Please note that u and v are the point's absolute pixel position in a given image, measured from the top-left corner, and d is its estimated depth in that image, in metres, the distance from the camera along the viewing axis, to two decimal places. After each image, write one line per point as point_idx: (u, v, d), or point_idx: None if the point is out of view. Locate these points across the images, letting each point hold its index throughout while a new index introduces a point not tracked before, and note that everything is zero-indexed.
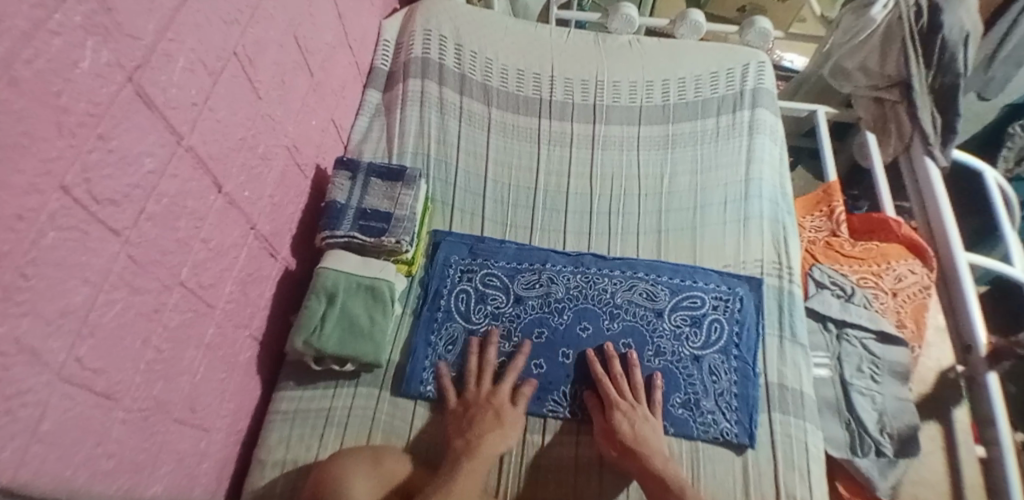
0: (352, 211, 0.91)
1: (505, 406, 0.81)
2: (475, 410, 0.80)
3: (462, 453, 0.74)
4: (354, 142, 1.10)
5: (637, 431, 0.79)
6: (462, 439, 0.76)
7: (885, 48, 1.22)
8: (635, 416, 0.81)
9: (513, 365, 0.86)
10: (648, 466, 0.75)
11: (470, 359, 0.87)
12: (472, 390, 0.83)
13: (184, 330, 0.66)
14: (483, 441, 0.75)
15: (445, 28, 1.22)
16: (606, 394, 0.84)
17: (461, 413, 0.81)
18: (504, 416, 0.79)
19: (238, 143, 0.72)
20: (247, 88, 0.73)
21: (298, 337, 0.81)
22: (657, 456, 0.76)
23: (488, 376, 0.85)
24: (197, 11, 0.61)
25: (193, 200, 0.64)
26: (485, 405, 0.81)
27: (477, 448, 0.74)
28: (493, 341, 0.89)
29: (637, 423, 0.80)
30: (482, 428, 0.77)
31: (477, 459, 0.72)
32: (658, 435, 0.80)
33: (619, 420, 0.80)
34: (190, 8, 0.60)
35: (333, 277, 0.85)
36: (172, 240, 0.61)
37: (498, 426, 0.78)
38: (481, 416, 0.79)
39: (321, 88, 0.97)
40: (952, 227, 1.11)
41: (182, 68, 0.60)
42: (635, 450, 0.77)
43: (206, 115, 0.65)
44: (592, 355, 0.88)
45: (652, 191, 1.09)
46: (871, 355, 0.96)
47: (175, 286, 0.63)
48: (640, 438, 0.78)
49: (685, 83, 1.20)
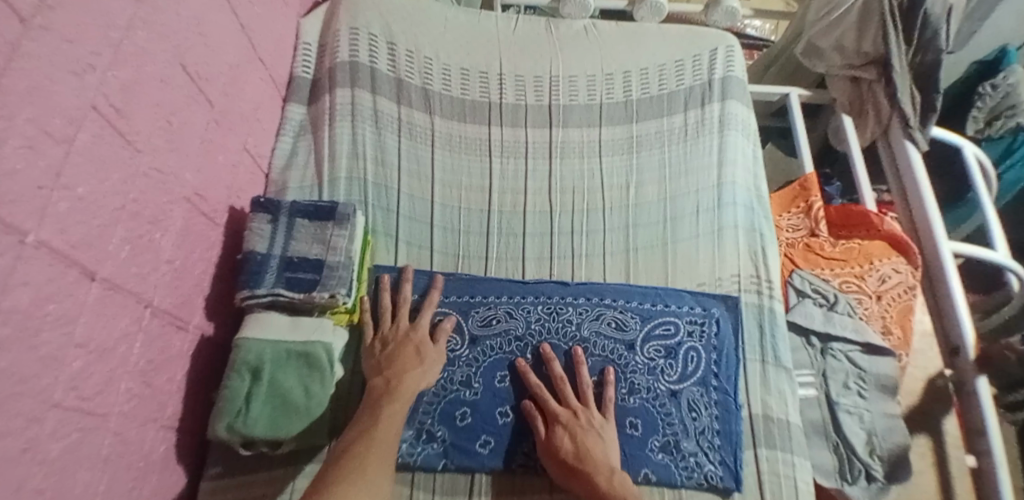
0: (276, 262, 0.78)
1: (424, 344, 0.79)
2: (394, 346, 0.78)
3: (382, 394, 0.72)
4: (277, 171, 0.96)
5: (581, 445, 0.73)
6: (381, 377, 0.75)
7: (863, 25, 1.13)
8: (578, 428, 0.75)
9: (430, 300, 0.85)
10: (595, 486, 0.70)
11: (385, 296, 0.85)
12: (389, 327, 0.81)
13: (69, 455, 0.53)
14: (403, 379, 0.74)
15: (375, 25, 1.07)
16: (547, 407, 0.77)
17: (379, 349, 0.79)
18: (425, 353, 0.78)
19: (115, 216, 0.58)
20: (120, 146, 0.58)
21: (219, 422, 0.69)
22: (600, 473, 0.71)
23: (403, 310, 0.83)
24: (29, 68, 0.45)
25: (58, 301, 0.50)
26: (405, 341, 0.79)
27: (398, 386, 0.73)
28: (409, 278, 0.87)
29: (579, 433, 0.74)
30: (401, 366, 0.75)
31: (397, 401, 0.72)
32: (606, 443, 0.74)
33: (561, 438, 0.74)
34: (19, 65, 0.44)
35: (256, 347, 0.72)
36: (34, 361, 0.48)
37: (418, 365, 0.76)
38: (400, 354, 0.77)
39: (227, 116, 0.82)
40: (936, 219, 1.04)
41: (18, 148, 0.44)
42: (579, 469, 0.71)
43: (61, 196, 0.50)
44: (549, 353, 0.81)
45: (617, 204, 0.99)
46: (858, 370, 0.91)
47: (49, 412, 0.50)
48: (582, 453, 0.72)
49: (648, 73, 1.08)
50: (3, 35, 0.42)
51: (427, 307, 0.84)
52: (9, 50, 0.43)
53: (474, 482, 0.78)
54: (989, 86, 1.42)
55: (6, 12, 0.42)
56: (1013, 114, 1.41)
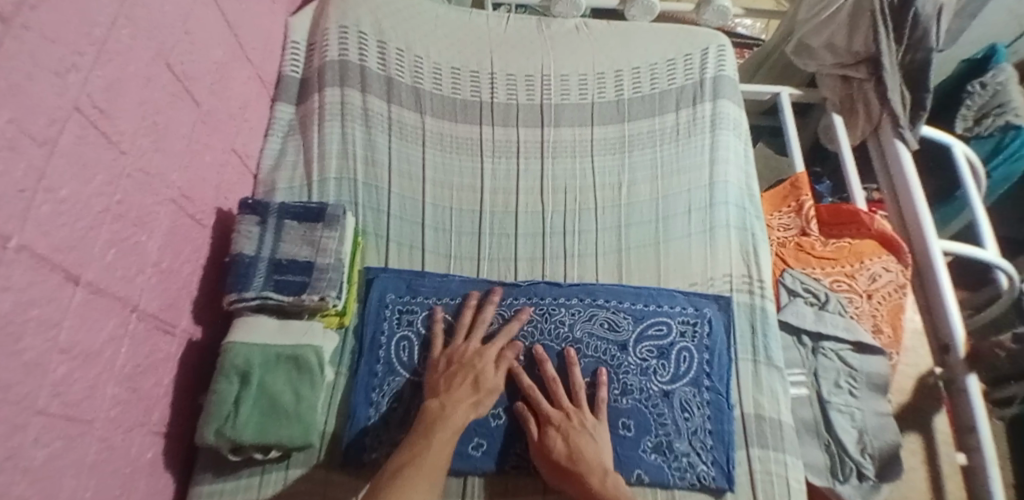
0: (264, 264, 0.77)
1: (486, 372, 0.77)
2: (455, 370, 0.77)
3: (434, 420, 0.71)
4: (265, 171, 0.95)
5: (574, 447, 0.72)
6: (437, 401, 0.73)
7: (854, 23, 1.12)
8: (571, 429, 0.74)
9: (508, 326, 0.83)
10: (588, 488, 0.69)
11: (465, 315, 0.83)
12: (457, 346, 0.80)
13: (54, 463, 0.52)
14: (457, 411, 0.72)
15: (364, 23, 1.05)
16: (539, 408, 0.76)
17: (441, 372, 0.77)
18: (483, 385, 0.75)
19: (99, 218, 0.57)
20: (104, 146, 0.57)
21: (207, 427, 0.68)
22: (593, 474, 0.70)
23: (479, 330, 0.81)
24: (10, 67, 0.44)
25: (41, 305, 0.49)
26: (468, 367, 0.77)
27: (450, 417, 0.71)
28: (493, 300, 0.85)
29: (572, 435, 0.73)
30: (459, 394, 0.74)
31: (450, 430, 0.70)
32: (599, 443, 0.74)
33: (554, 439, 0.73)
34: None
35: (244, 351, 0.71)
36: (16, 368, 0.46)
37: (476, 395, 0.75)
38: (461, 379, 0.76)
39: (214, 116, 0.81)
40: (927, 218, 1.05)
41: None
42: (572, 471, 0.71)
43: (43, 199, 0.49)
44: (541, 354, 0.81)
45: (610, 204, 0.98)
46: (849, 368, 0.91)
47: (32, 419, 0.49)
48: (575, 454, 0.71)
49: (640, 73, 1.08)
50: None
51: (503, 332, 0.82)
52: None
53: (466, 485, 0.78)
54: (977, 85, 1.44)
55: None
56: (1001, 113, 1.41)
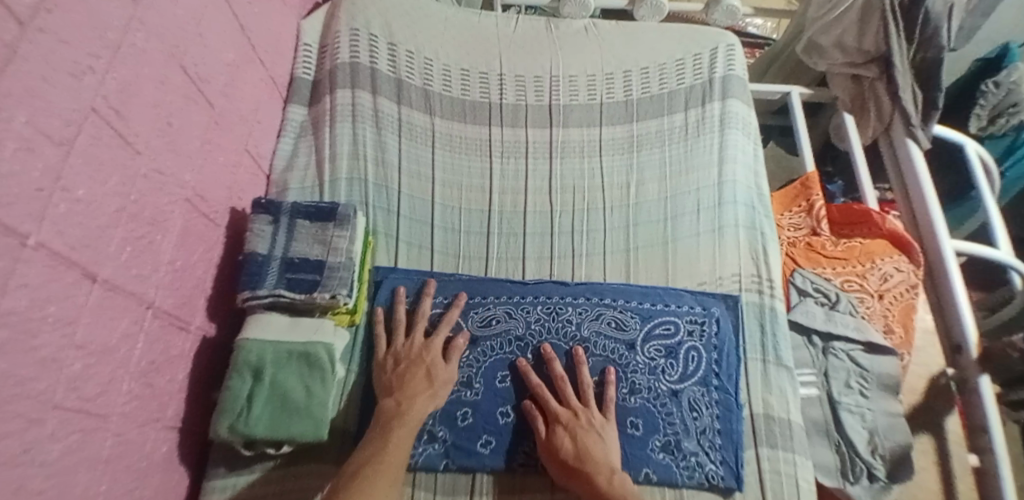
0: (277, 263, 0.78)
1: (436, 364, 0.79)
2: (405, 366, 0.78)
3: (391, 417, 0.72)
4: (278, 172, 0.96)
5: (581, 446, 0.73)
6: (392, 399, 0.75)
7: (864, 22, 1.12)
8: (580, 429, 0.75)
9: (447, 317, 0.84)
10: (595, 487, 0.70)
11: (399, 312, 0.85)
12: (401, 345, 0.81)
13: (69, 457, 0.53)
14: (413, 404, 0.74)
15: (375, 25, 1.07)
16: (549, 407, 0.78)
17: (391, 367, 0.79)
18: (435, 376, 0.78)
19: (115, 217, 0.58)
20: (120, 147, 0.59)
21: (222, 422, 0.69)
22: (600, 473, 0.71)
23: (419, 326, 0.83)
24: (27, 70, 0.46)
25: (57, 303, 0.50)
26: (416, 361, 0.79)
27: (407, 412, 0.73)
28: (426, 294, 0.86)
29: (579, 434, 0.74)
30: (413, 389, 0.76)
31: (406, 426, 0.72)
32: (607, 443, 0.75)
33: (562, 438, 0.74)
34: (16, 67, 0.44)
35: (257, 348, 0.73)
36: (32, 364, 0.48)
37: (429, 388, 0.76)
38: (412, 374, 0.77)
39: (227, 118, 0.82)
40: (938, 218, 1.04)
41: (15, 151, 0.44)
42: (580, 470, 0.72)
43: (59, 198, 0.50)
44: (551, 353, 0.82)
45: (618, 203, 0.99)
46: (859, 368, 0.90)
47: (48, 413, 0.50)
48: (582, 453, 0.72)
49: (648, 73, 1.08)
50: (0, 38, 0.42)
51: (443, 323, 0.84)
52: (7, 53, 0.43)
53: (475, 482, 0.78)
54: (990, 84, 1.41)
55: (4, 14, 0.43)
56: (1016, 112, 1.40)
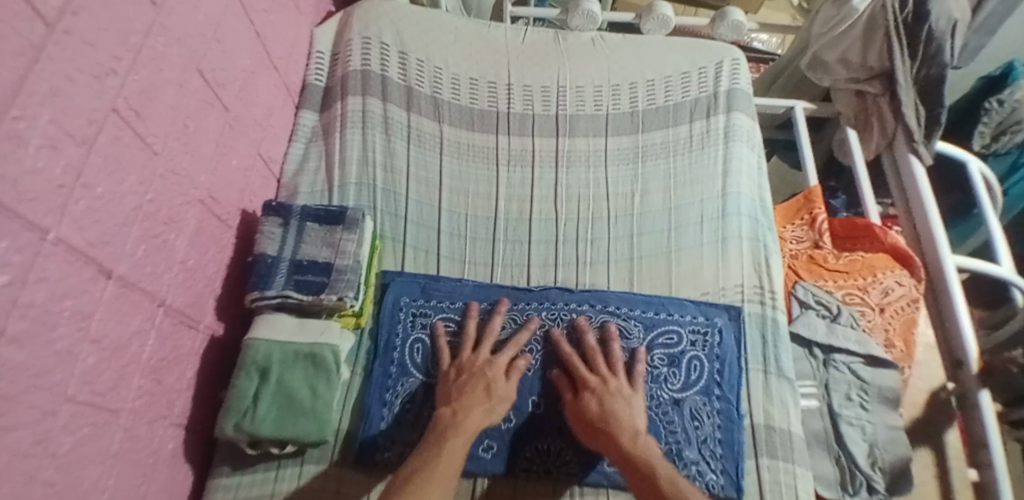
0: (285, 265, 0.80)
1: (497, 380, 0.77)
2: (467, 378, 0.77)
3: (446, 427, 0.71)
4: (289, 175, 0.98)
5: (607, 406, 0.74)
6: (449, 409, 0.74)
7: (868, 38, 1.13)
8: (606, 392, 0.76)
9: (491, 327, 0.84)
10: (618, 446, 0.71)
11: (471, 324, 0.85)
12: (467, 357, 0.80)
13: (79, 450, 0.54)
14: (469, 416, 0.73)
15: (387, 34, 1.09)
16: (576, 373, 0.80)
17: (453, 378, 0.78)
18: (494, 391, 0.76)
19: (131, 215, 0.60)
20: (137, 147, 0.60)
21: (227, 421, 0.70)
22: (623, 433, 0.72)
23: (488, 341, 0.82)
24: (52, 70, 0.47)
25: (74, 297, 0.52)
26: (478, 375, 0.78)
27: (462, 423, 0.71)
28: (500, 311, 0.86)
29: (604, 395, 0.76)
30: (471, 401, 0.74)
31: (460, 436, 0.70)
32: (632, 407, 0.76)
33: (588, 398, 0.76)
34: (42, 67, 0.46)
35: (264, 348, 0.74)
36: (47, 357, 0.49)
37: (489, 401, 0.75)
38: (472, 386, 0.76)
39: (242, 122, 0.84)
40: (941, 232, 1.05)
41: (39, 149, 0.46)
42: (604, 430, 0.73)
43: (79, 195, 0.51)
44: (582, 325, 0.85)
45: (623, 213, 1.00)
46: (860, 381, 0.91)
47: (61, 405, 0.51)
48: (608, 413, 0.74)
49: (654, 85, 1.10)
50: (27, 38, 0.44)
51: (513, 341, 0.83)
52: (33, 53, 0.45)
53: (476, 487, 0.78)
54: (995, 102, 1.43)
55: (31, 15, 0.44)
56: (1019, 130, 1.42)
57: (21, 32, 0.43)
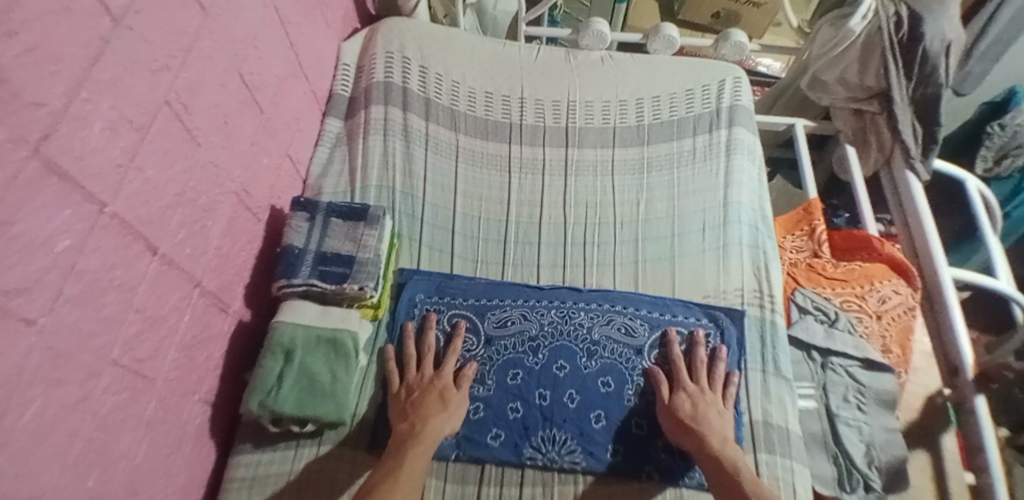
0: (311, 255, 0.85)
1: (449, 388, 0.82)
2: (418, 394, 0.81)
3: (407, 438, 0.75)
4: (314, 176, 1.04)
5: (700, 411, 0.80)
6: (407, 423, 0.77)
7: (865, 60, 1.19)
8: (702, 399, 0.82)
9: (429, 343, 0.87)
10: (708, 446, 0.76)
11: (409, 345, 0.87)
12: (413, 376, 0.84)
13: (119, 412, 0.58)
14: (428, 423, 0.77)
15: (409, 49, 1.17)
16: (676, 375, 0.85)
17: (404, 395, 0.81)
18: (448, 399, 0.81)
19: (175, 200, 0.65)
20: (183, 137, 0.66)
21: (253, 399, 0.75)
22: (714, 436, 0.77)
23: (429, 358, 0.86)
24: (116, 62, 0.54)
25: (123, 270, 0.57)
26: (428, 388, 0.82)
27: (422, 430, 0.75)
28: (431, 326, 0.90)
29: (697, 400, 0.81)
30: (426, 411, 0.78)
31: (422, 444, 0.74)
32: (722, 415, 0.81)
33: (683, 399, 0.81)
34: (108, 58, 0.53)
35: (289, 331, 0.79)
36: (96, 320, 0.54)
37: (443, 409, 0.79)
38: (425, 400, 0.80)
39: (273, 123, 0.91)
40: (937, 245, 1.09)
41: (102, 130, 0.52)
42: (693, 427, 0.78)
43: (133, 176, 0.57)
44: (699, 338, 0.89)
45: (628, 219, 1.05)
46: (857, 384, 0.94)
47: (106, 368, 0.55)
48: (699, 416, 0.79)
49: (660, 101, 1.16)
50: (94, 32, 0.51)
51: (449, 353, 0.87)
52: (100, 45, 0.51)
53: (484, 473, 0.82)
54: (996, 126, 1.47)
55: (99, 12, 0.51)
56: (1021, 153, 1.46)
57: (90, 25, 0.50)
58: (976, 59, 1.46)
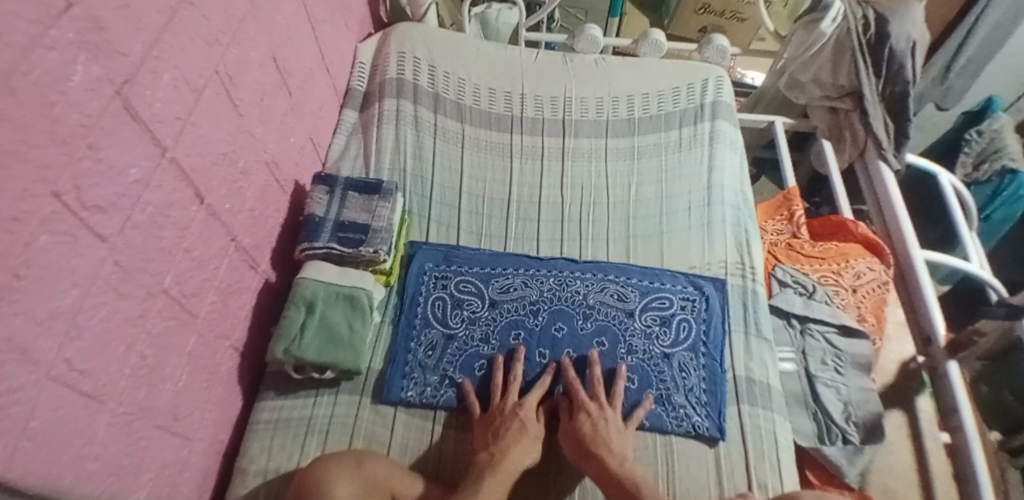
0: (330, 223, 0.93)
1: (529, 417, 0.83)
2: (499, 424, 0.82)
3: (485, 467, 0.75)
4: (332, 159, 1.14)
5: (594, 430, 0.80)
6: (486, 452, 0.78)
7: (837, 59, 1.30)
8: (601, 420, 0.82)
9: (514, 373, 0.88)
10: (604, 467, 0.76)
11: (498, 375, 0.88)
12: (497, 403, 0.85)
13: (168, 338, 0.66)
14: (507, 454, 0.77)
15: (419, 50, 1.27)
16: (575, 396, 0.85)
17: (484, 426, 0.82)
18: (528, 426, 0.81)
19: (220, 158, 0.74)
20: (228, 105, 0.75)
21: (277, 346, 0.82)
22: (613, 456, 0.77)
23: (514, 387, 0.87)
24: (181, 30, 0.63)
25: (177, 210, 0.65)
26: (510, 416, 0.82)
27: (501, 461, 0.75)
28: (519, 358, 0.90)
29: (595, 420, 0.82)
30: (507, 441, 0.79)
31: (499, 474, 0.73)
32: (620, 433, 0.82)
33: (583, 421, 0.81)
34: (175, 25, 0.62)
35: (312, 286, 0.87)
36: (155, 249, 0.62)
37: (523, 437, 0.80)
38: (505, 428, 0.81)
39: (300, 107, 1.01)
40: (907, 227, 1.18)
41: (167, 84, 0.62)
42: (591, 449, 0.78)
43: (189, 130, 0.66)
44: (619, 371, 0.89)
45: (620, 200, 1.14)
46: (834, 348, 1.02)
47: (159, 293, 0.63)
48: (598, 438, 0.79)
49: (648, 97, 1.26)
50: (166, 1, 0.60)
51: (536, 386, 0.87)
52: (170, 14, 0.61)
53: None
54: (974, 133, 1.58)
55: None
56: (996, 157, 1.53)
57: None
58: (954, 73, 1.56)
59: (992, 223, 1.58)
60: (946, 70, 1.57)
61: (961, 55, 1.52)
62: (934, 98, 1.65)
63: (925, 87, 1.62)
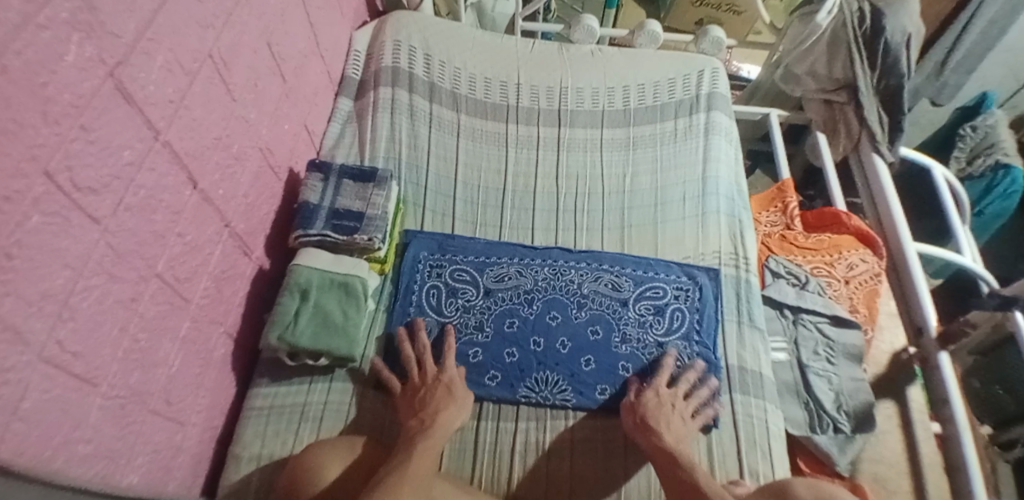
0: (325, 211, 0.93)
1: (454, 383, 0.83)
2: (424, 391, 0.82)
3: (416, 432, 0.75)
4: (327, 147, 1.13)
5: (663, 409, 0.82)
6: (415, 419, 0.78)
7: (832, 52, 1.31)
8: (665, 405, 0.84)
9: (420, 345, 0.88)
10: (661, 442, 0.77)
11: (403, 348, 0.88)
12: (416, 373, 0.85)
13: (161, 322, 0.65)
14: (437, 419, 0.77)
15: (414, 39, 1.27)
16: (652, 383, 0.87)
17: (410, 394, 0.83)
18: (454, 391, 0.82)
19: (213, 143, 0.73)
20: (222, 89, 0.75)
21: (272, 332, 0.82)
22: (668, 435, 0.79)
23: (427, 357, 0.87)
24: (175, 12, 0.63)
25: (170, 194, 0.64)
26: (433, 385, 0.83)
27: (431, 427, 0.75)
28: (421, 327, 0.91)
29: (666, 403, 0.84)
30: (434, 408, 0.79)
31: (429, 437, 0.73)
32: (682, 418, 0.83)
33: (655, 401, 0.84)
34: (168, 8, 0.61)
35: (306, 273, 0.86)
36: (149, 232, 0.61)
37: (451, 403, 0.80)
38: (432, 397, 0.81)
39: (294, 93, 1.00)
40: (900, 219, 1.19)
41: (160, 67, 0.61)
42: (650, 426, 0.80)
43: (182, 113, 0.66)
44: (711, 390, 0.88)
45: (615, 190, 1.14)
46: (826, 338, 1.03)
47: (152, 278, 0.62)
48: (660, 415, 0.82)
49: (644, 88, 1.26)
50: None
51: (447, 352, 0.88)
52: None
53: (482, 409, 0.88)
54: (968, 128, 1.59)
55: None
56: (990, 152, 1.54)
57: None
58: (949, 69, 1.56)
59: (985, 218, 1.58)
60: (941, 67, 1.56)
61: (958, 50, 1.50)
62: (929, 93, 1.63)
63: (920, 83, 1.61)
